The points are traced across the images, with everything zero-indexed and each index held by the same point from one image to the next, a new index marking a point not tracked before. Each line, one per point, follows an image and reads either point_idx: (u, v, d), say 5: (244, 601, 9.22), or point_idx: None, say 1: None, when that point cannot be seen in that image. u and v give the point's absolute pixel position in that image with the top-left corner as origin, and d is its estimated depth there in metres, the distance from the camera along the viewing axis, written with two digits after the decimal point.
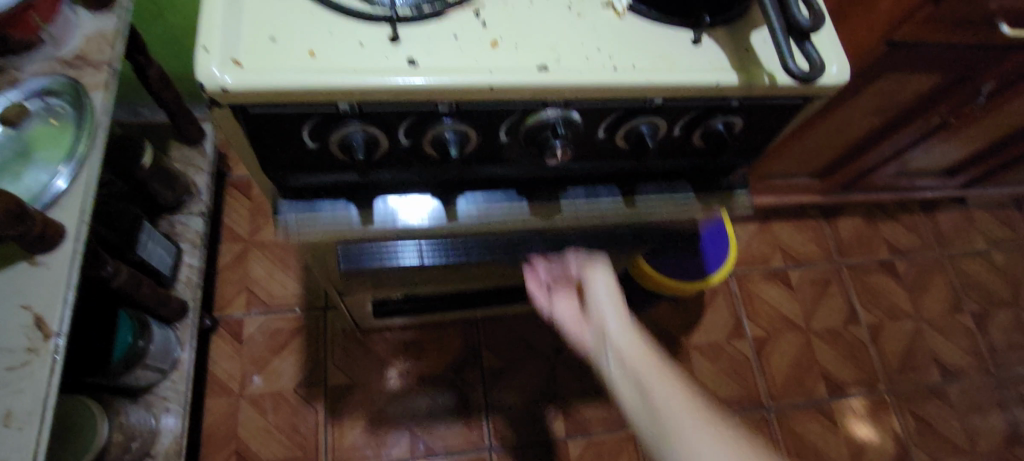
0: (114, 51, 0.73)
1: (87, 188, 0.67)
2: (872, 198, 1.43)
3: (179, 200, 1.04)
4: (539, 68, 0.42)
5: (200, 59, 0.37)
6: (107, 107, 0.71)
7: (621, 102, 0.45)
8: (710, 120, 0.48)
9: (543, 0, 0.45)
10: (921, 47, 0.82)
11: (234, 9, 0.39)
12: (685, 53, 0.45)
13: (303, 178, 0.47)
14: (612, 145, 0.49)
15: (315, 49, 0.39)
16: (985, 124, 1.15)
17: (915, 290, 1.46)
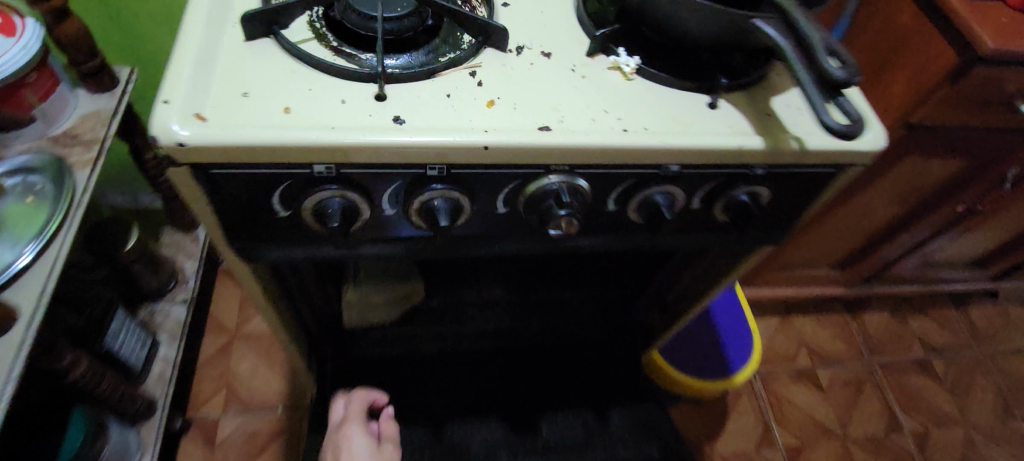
0: (107, 130, 0.71)
1: (51, 269, 0.62)
2: (897, 290, 1.35)
3: (164, 287, 0.98)
4: (540, 129, 0.37)
5: (159, 112, 0.33)
6: (90, 186, 0.67)
7: (633, 169, 0.40)
8: (733, 191, 0.43)
9: (544, 62, 0.42)
10: (940, 129, 0.79)
11: (205, 64, 0.36)
12: (702, 117, 0.41)
13: (275, 253, 0.41)
14: (624, 218, 0.44)
15: (291, 106, 0.35)
16: (1010, 212, 1.10)
17: (959, 393, 1.33)
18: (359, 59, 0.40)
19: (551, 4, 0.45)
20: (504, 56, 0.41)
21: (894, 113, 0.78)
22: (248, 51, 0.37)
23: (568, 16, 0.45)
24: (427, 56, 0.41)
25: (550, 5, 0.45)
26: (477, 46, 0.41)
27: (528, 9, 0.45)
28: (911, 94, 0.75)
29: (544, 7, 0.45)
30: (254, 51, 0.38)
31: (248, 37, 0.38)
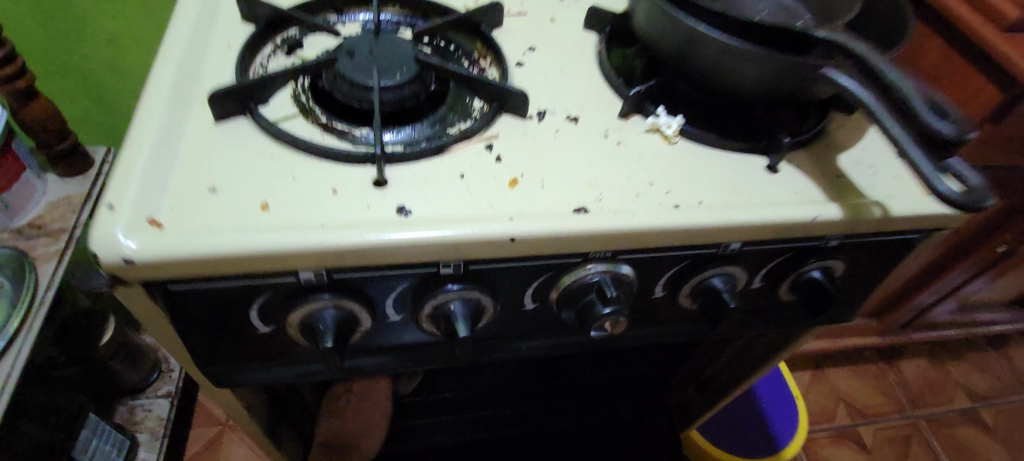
0: (77, 217, 0.65)
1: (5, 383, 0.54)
2: (935, 336, 1.26)
3: (146, 380, 0.89)
4: (576, 212, 0.31)
5: (100, 220, 0.26)
6: (55, 283, 0.61)
7: (687, 251, 0.33)
8: (803, 267, 0.36)
9: (571, 128, 0.35)
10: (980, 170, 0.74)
11: (165, 155, 0.30)
12: (763, 184, 0.34)
13: (255, 373, 0.34)
14: (674, 304, 0.37)
15: (270, 201, 0.29)
16: None
17: (1013, 445, 1.22)
18: (354, 137, 0.34)
19: (572, 62, 0.40)
20: (524, 124, 0.35)
21: None
22: (219, 137, 0.31)
23: (592, 74, 0.39)
24: (433, 128, 0.35)
25: (571, 63, 0.40)
26: (491, 114, 0.35)
27: (545, 70, 0.39)
28: None
29: (565, 65, 0.39)
30: (227, 134, 0.31)
31: (220, 119, 0.32)
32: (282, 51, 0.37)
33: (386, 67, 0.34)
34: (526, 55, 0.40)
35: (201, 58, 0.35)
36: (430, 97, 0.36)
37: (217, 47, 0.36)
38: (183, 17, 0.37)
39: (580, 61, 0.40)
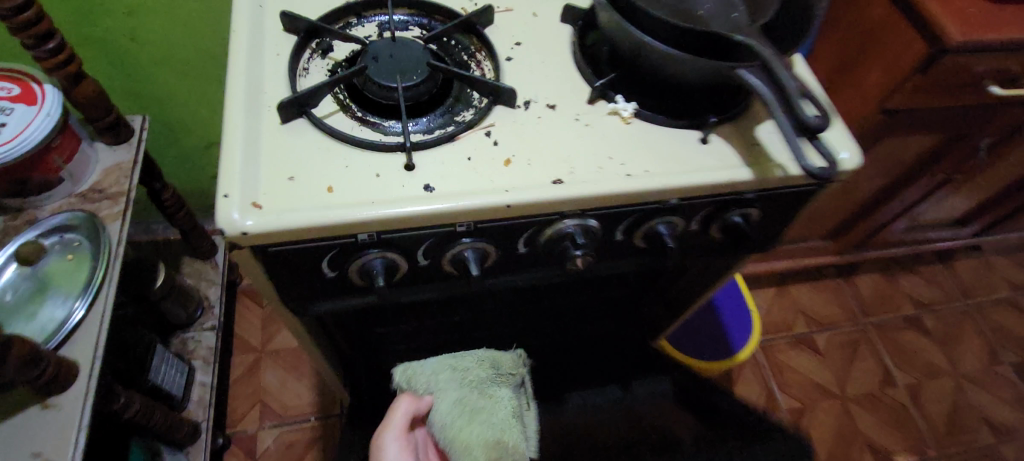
0: (131, 181, 0.75)
1: (101, 322, 0.66)
2: (887, 253, 1.41)
3: (192, 316, 1.03)
4: (554, 182, 0.42)
5: (220, 205, 0.38)
6: (122, 239, 0.71)
7: (637, 207, 0.45)
8: (727, 214, 0.48)
9: (550, 114, 0.46)
10: (914, 112, 0.84)
11: (252, 153, 0.40)
12: (696, 154, 0.45)
13: (323, 306, 0.47)
14: (630, 245, 0.49)
15: (332, 185, 0.40)
16: (992, 174, 1.14)
17: (948, 345, 1.41)
18: (384, 128, 0.44)
19: (551, 53, 0.49)
20: (513, 112, 0.46)
21: (872, 100, 0.83)
22: (287, 135, 0.42)
23: (567, 64, 0.49)
24: (444, 117, 0.45)
25: (550, 54, 0.49)
26: (488, 105, 0.45)
27: (529, 62, 0.49)
28: (885, 84, 0.80)
29: (546, 57, 0.49)
30: (292, 133, 0.42)
31: (284, 121, 0.42)
32: (318, 54, 0.47)
33: (406, 70, 0.44)
34: (513, 49, 0.49)
35: (260, 69, 0.44)
36: (439, 92, 0.46)
37: (270, 56, 0.45)
38: (239, 33, 0.46)
39: (558, 53, 0.50)
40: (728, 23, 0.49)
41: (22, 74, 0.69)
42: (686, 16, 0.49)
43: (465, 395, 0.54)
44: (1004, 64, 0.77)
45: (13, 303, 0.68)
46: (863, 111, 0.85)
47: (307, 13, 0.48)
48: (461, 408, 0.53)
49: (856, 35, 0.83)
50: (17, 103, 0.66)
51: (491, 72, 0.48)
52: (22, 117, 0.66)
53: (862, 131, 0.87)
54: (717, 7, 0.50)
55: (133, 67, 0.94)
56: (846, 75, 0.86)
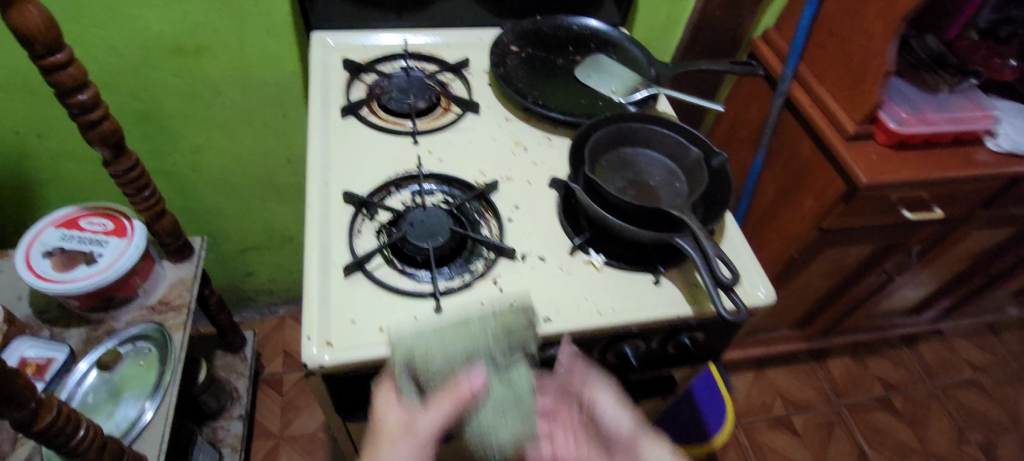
0: (191, 294, 0.90)
1: (165, 418, 0.80)
2: (853, 338, 1.53)
3: (223, 406, 1.14)
4: (544, 321, 0.57)
5: (304, 345, 0.52)
6: (184, 344, 0.85)
7: (609, 335, 0.60)
8: (677, 337, 0.63)
9: (541, 264, 0.62)
10: (846, 230, 1.01)
11: (324, 302, 0.55)
12: (651, 293, 0.61)
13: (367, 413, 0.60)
14: (604, 361, 0.63)
15: (383, 326, 0.55)
16: (933, 271, 1.30)
17: (917, 425, 1.51)
18: (418, 277, 0.59)
19: (541, 213, 0.66)
20: (513, 262, 0.61)
21: (808, 220, 0.99)
22: (348, 287, 0.57)
23: (553, 221, 0.66)
24: (462, 267, 0.61)
25: (540, 214, 0.66)
26: (495, 258, 0.61)
27: (525, 221, 0.65)
28: (818, 208, 0.97)
29: (537, 217, 0.66)
30: (351, 284, 0.57)
31: (346, 275, 0.57)
32: (367, 219, 0.63)
33: (435, 234, 0.60)
34: (513, 212, 0.66)
35: (328, 235, 0.61)
36: (460, 248, 0.62)
37: (334, 223, 0.62)
38: (311, 207, 0.63)
39: (547, 214, 0.66)
40: (672, 192, 0.66)
41: (115, 211, 0.86)
42: (641, 187, 0.66)
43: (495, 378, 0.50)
44: (915, 194, 0.94)
45: (94, 404, 0.82)
46: (803, 229, 1.01)
47: (360, 187, 0.65)
48: (502, 403, 0.49)
49: (792, 167, 1.01)
50: (111, 235, 0.83)
51: (497, 232, 0.64)
52: (115, 248, 0.82)
53: (806, 244, 1.03)
54: (664, 178, 0.68)
55: (190, 189, 1.11)
56: (787, 197, 1.04)
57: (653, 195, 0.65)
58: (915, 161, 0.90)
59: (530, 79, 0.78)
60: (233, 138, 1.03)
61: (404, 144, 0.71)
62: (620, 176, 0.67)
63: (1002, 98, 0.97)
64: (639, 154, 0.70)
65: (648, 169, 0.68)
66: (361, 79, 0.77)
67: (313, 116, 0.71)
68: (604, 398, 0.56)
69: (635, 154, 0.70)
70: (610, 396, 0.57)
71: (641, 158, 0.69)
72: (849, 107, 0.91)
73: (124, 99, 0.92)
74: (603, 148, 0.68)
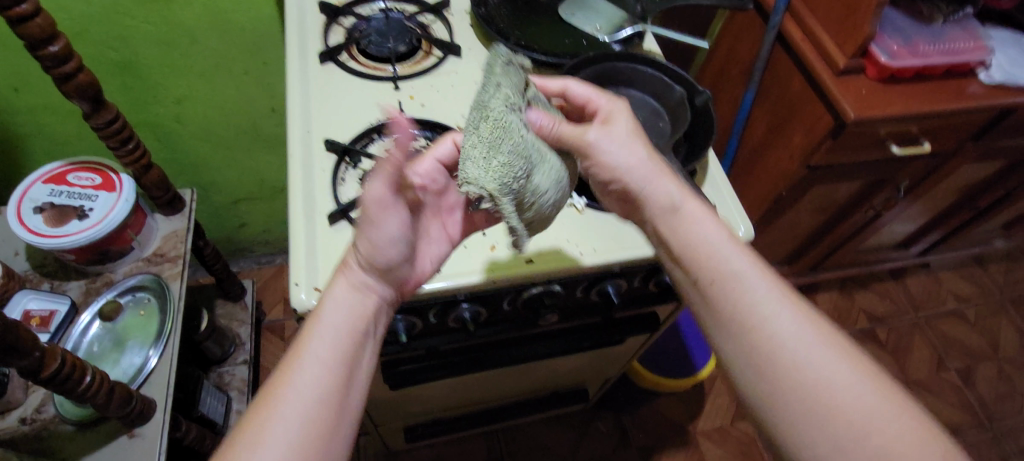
0: (186, 246, 0.91)
1: (170, 364, 0.83)
2: (841, 273, 1.57)
3: (227, 352, 1.18)
4: (528, 262, 0.58)
5: (293, 291, 0.54)
6: (182, 294, 0.88)
7: (591, 274, 0.61)
8: (658, 275, 0.64)
9: None
10: (834, 166, 1.01)
11: (310, 249, 0.57)
12: (633, 233, 0.62)
13: None
14: (587, 299, 0.65)
15: None
16: (920, 206, 1.31)
17: (899, 354, 1.57)
18: None
19: None
20: None
21: (796, 158, 0.99)
22: (335, 234, 0.58)
23: None
24: None
25: None
26: None
27: None
28: (806, 145, 0.97)
29: None
30: (337, 232, 0.58)
31: (331, 223, 0.58)
32: (350, 166, 0.63)
33: None
34: None
35: (311, 183, 0.61)
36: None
37: (318, 171, 0.62)
38: (294, 156, 0.62)
39: None
40: (656, 132, 0.66)
41: (102, 166, 0.86)
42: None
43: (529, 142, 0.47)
44: (904, 128, 0.93)
45: (99, 353, 0.85)
46: (791, 167, 1.02)
47: (341, 135, 0.65)
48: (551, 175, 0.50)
49: (783, 104, 1.00)
50: (100, 190, 0.83)
51: None
52: (105, 202, 0.82)
53: (794, 182, 1.03)
54: (647, 120, 0.67)
55: (177, 140, 1.10)
56: (777, 135, 1.03)
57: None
58: (905, 95, 0.89)
59: (512, 19, 0.76)
60: (216, 88, 1.02)
61: (385, 90, 0.70)
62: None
63: (998, 27, 0.95)
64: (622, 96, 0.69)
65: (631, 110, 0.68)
66: (338, 22, 0.75)
67: (291, 62, 0.70)
68: (611, 119, 0.53)
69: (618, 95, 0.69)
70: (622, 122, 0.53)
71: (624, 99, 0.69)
72: (841, 39, 0.88)
73: (99, 49, 0.90)
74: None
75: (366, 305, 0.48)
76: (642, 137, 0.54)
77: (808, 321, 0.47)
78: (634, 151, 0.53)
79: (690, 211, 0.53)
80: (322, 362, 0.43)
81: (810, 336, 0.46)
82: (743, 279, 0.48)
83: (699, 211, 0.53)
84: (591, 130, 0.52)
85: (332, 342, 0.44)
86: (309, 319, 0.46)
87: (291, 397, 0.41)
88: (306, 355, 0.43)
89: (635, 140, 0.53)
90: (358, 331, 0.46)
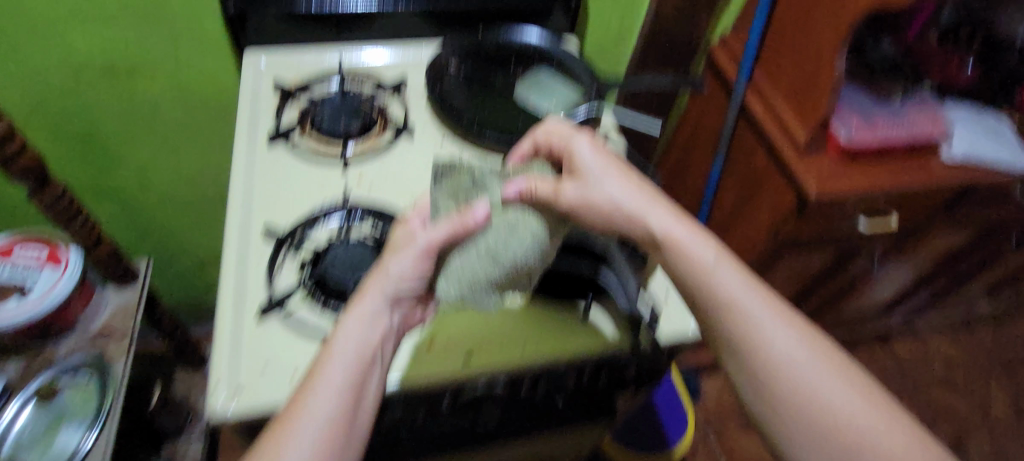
0: (135, 320, 0.90)
1: (105, 451, 0.78)
2: (824, 338, 1.53)
3: (181, 425, 1.13)
4: (465, 359, 0.57)
5: (210, 395, 0.51)
6: (126, 372, 0.85)
7: (535, 371, 0.58)
8: (611, 369, 0.61)
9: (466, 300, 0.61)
10: (803, 240, 0.99)
11: (235, 348, 0.54)
12: (579, 327, 0.60)
13: None
14: (532, 397, 0.62)
15: (294, 372, 0.53)
16: (898, 273, 1.29)
17: None
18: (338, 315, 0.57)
19: None
20: None
21: (765, 232, 0.98)
22: (261, 330, 0.56)
23: None
24: None
25: None
26: None
27: None
28: (773, 219, 0.96)
29: None
30: (265, 328, 0.56)
31: (260, 319, 0.56)
32: (289, 253, 0.61)
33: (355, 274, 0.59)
34: None
35: (245, 276, 0.59)
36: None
37: (253, 262, 0.60)
38: (229, 245, 0.61)
39: None
40: None
41: (51, 237, 0.83)
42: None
43: (507, 213, 0.52)
44: (872, 204, 0.92)
45: (28, 441, 0.78)
46: (760, 240, 1.00)
47: (282, 224, 0.64)
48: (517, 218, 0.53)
49: (749, 177, 1.00)
50: (45, 265, 0.81)
51: None
52: (47, 280, 0.80)
53: (764, 254, 1.02)
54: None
55: (139, 206, 1.08)
56: (746, 207, 1.02)
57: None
58: (868, 172, 0.88)
59: (468, 100, 0.76)
60: (180, 157, 1.01)
61: (333, 171, 0.69)
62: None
63: (960, 101, 0.95)
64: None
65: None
66: (293, 99, 0.75)
67: (240, 143, 0.70)
68: (582, 160, 0.56)
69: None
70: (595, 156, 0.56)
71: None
72: (801, 116, 0.89)
73: (59, 121, 0.89)
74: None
75: (376, 335, 0.50)
76: (620, 167, 0.56)
77: (808, 338, 0.49)
78: (617, 184, 0.55)
79: (679, 236, 0.53)
80: (339, 378, 0.47)
81: (809, 355, 0.48)
82: (740, 310, 0.50)
83: (686, 232, 0.53)
84: (568, 188, 0.53)
85: (342, 373, 0.47)
86: (328, 342, 0.50)
87: (309, 411, 0.45)
88: (330, 369, 0.47)
89: (615, 174, 0.55)
90: (370, 352, 0.49)
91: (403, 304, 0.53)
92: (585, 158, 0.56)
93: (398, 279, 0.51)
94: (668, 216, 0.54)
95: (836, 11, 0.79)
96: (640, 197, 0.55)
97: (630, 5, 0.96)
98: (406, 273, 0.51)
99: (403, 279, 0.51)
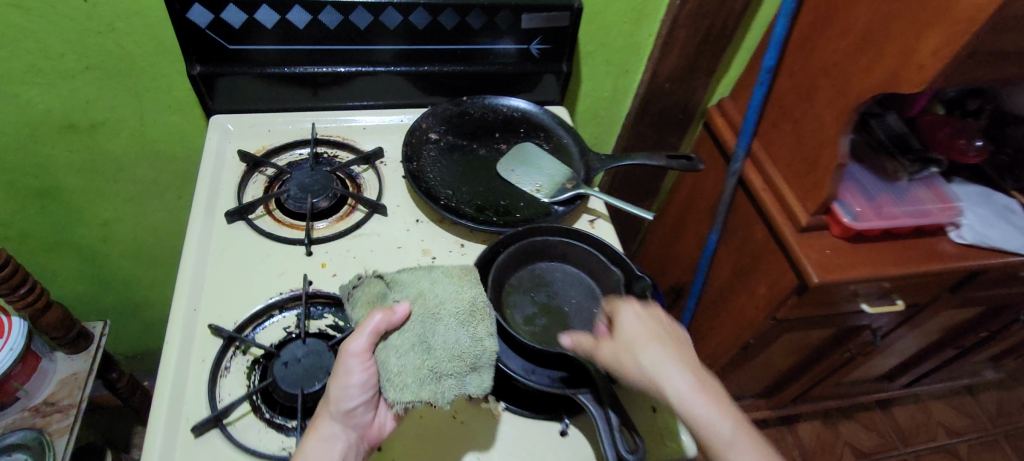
0: (83, 392, 0.82)
1: None
2: (823, 405, 1.47)
3: None
4: None
5: None
6: (68, 454, 0.78)
7: None
8: None
9: (431, 412, 0.55)
10: (802, 319, 0.94)
11: None
12: (554, 447, 0.54)
13: None
14: None
15: None
16: (902, 345, 1.23)
17: None
18: (286, 430, 0.52)
19: None
20: None
21: (762, 310, 0.93)
22: (196, 448, 0.50)
23: None
24: None
25: None
26: None
27: None
28: (770, 298, 0.91)
29: None
30: (201, 445, 0.50)
31: (197, 433, 0.50)
32: (239, 352, 0.56)
33: (305, 383, 0.53)
34: None
35: (185, 379, 0.53)
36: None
37: (195, 361, 0.55)
38: (171, 340, 0.55)
39: None
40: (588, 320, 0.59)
41: None
42: (552, 314, 0.59)
43: (408, 288, 0.51)
44: (878, 287, 0.87)
45: None
46: (756, 318, 0.95)
47: (234, 315, 0.58)
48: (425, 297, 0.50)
49: (746, 250, 0.95)
50: None
51: None
52: None
53: (760, 332, 0.96)
54: (583, 301, 0.61)
55: (104, 259, 1.02)
56: (742, 281, 0.97)
57: (565, 325, 0.58)
58: (873, 256, 0.83)
59: (447, 175, 0.71)
60: (147, 210, 0.96)
61: (295, 254, 0.63)
62: (530, 298, 0.60)
63: (967, 181, 0.91)
64: (556, 271, 0.63)
65: (565, 289, 0.61)
66: (259, 171, 0.71)
67: (195, 219, 0.64)
68: (620, 318, 0.50)
69: (553, 270, 0.63)
70: (632, 314, 0.50)
71: (559, 275, 0.63)
72: (802, 194, 0.84)
73: (15, 174, 0.84)
74: (515, 266, 0.61)
75: (339, 445, 0.47)
76: (661, 330, 0.49)
77: None
78: (652, 349, 0.48)
79: (705, 412, 0.44)
80: None
81: None
82: None
83: (709, 407, 0.44)
84: (600, 346, 0.49)
85: None
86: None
87: None
88: None
89: (653, 343, 0.48)
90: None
91: (358, 414, 0.49)
92: (627, 319, 0.50)
93: (342, 392, 0.48)
94: (691, 387, 0.45)
95: (840, 92, 0.76)
96: (666, 365, 0.47)
97: (624, 70, 0.93)
98: (352, 386, 0.48)
99: (348, 390, 0.48)
